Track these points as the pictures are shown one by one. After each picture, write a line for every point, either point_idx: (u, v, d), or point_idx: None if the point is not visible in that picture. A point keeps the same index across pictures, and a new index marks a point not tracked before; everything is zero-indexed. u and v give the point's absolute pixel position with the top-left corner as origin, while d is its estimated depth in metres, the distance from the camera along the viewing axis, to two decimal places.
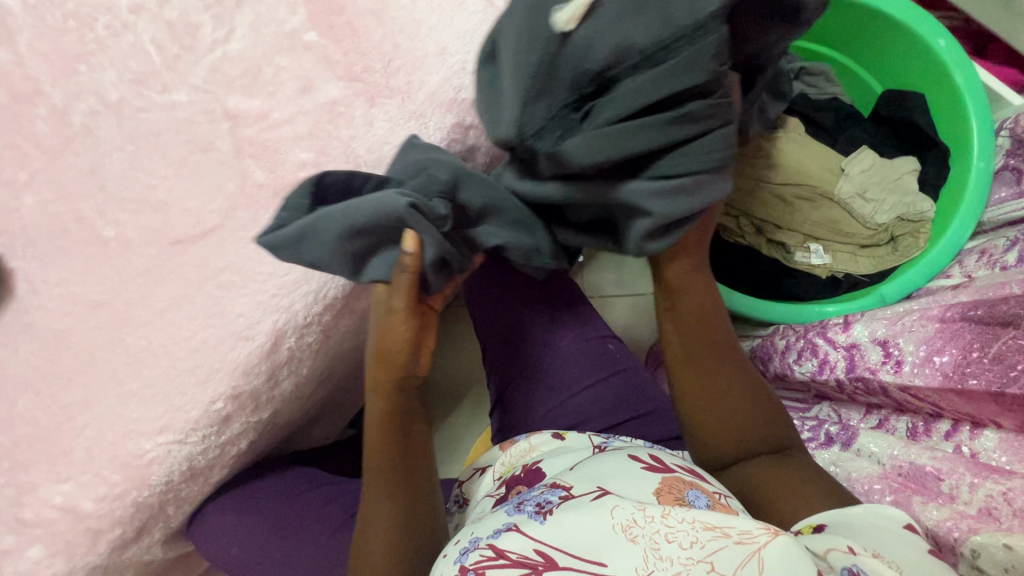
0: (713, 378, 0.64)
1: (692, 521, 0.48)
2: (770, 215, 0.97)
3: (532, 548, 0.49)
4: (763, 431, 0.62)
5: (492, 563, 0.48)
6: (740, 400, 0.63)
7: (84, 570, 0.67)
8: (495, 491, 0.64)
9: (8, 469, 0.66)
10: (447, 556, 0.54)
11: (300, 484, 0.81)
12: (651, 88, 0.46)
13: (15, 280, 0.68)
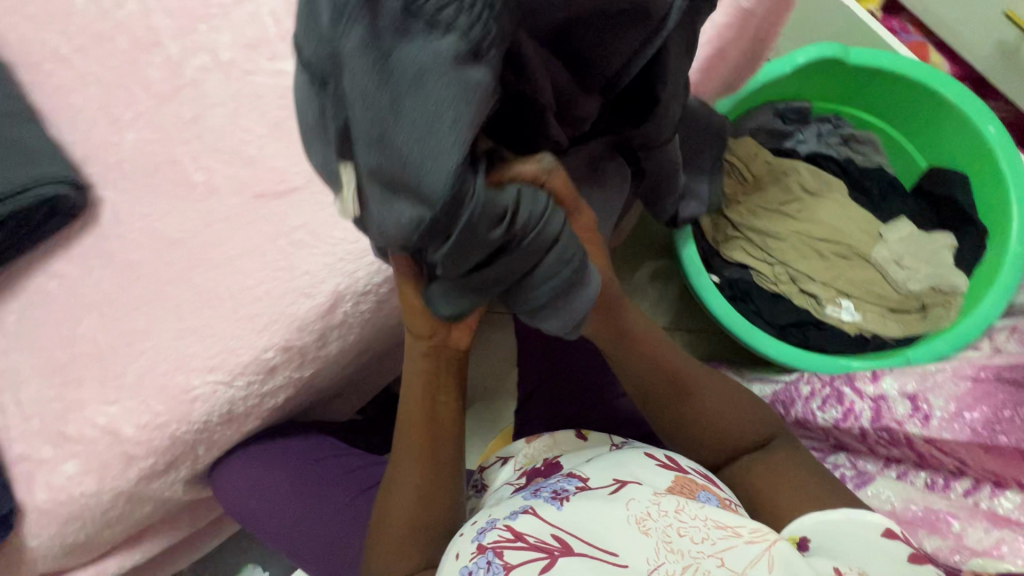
0: (677, 408, 0.64)
1: (704, 518, 0.49)
2: (806, 266, 1.03)
3: (551, 533, 0.49)
4: (754, 432, 0.63)
5: (512, 542, 0.49)
6: (720, 409, 0.64)
7: (109, 494, 0.68)
8: (515, 480, 0.65)
9: (61, 383, 0.69)
10: (464, 535, 0.54)
11: (322, 448, 0.83)
12: (457, 255, 0.38)
13: (103, 209, 0.73)
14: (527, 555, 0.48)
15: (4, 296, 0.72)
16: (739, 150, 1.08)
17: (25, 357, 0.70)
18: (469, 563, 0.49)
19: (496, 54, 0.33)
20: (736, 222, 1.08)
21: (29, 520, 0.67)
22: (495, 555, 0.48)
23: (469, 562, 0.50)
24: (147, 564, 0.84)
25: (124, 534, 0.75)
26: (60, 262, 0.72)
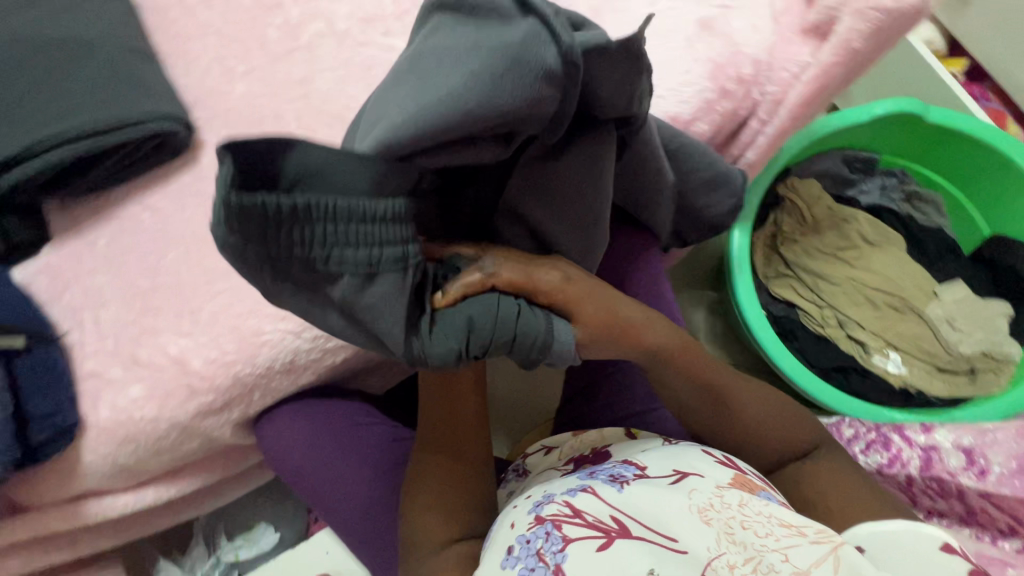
0: (716, 418, 0.65)
1: (768, 516, 0.50)
2: (856, 313, 1.03)
3: (610, 514, 0.50)
4: (797, 437, 0.64)
5: (570, 518, 0.50)
6: (763, 414, 0.65)
7: (166, 423, 0.70)
8: (562, 466, 0.66)
9: (139, 309, 0.72)
10: (520, 507, 0.56)
11: (364, 415, 0.83)
12: None
13: (204, 151, 0.76)
14: (586, 531, 0.49)
15: (97, 221, 0.75)
16: (802, 190, 1.09)
17: (108, 281, 0.73)
18: (527, 533, 0.51)
19: (389, 255, 0.45)
20: (789, 261, 1.09)
21: (87, 436, 0.68)
22: (553, 527, 0.49)
23: (527, 531, 0.51)
24: (176, 503, 0.85)
25: (166, 467, 0.76)
26: (155, 196, 0.75)
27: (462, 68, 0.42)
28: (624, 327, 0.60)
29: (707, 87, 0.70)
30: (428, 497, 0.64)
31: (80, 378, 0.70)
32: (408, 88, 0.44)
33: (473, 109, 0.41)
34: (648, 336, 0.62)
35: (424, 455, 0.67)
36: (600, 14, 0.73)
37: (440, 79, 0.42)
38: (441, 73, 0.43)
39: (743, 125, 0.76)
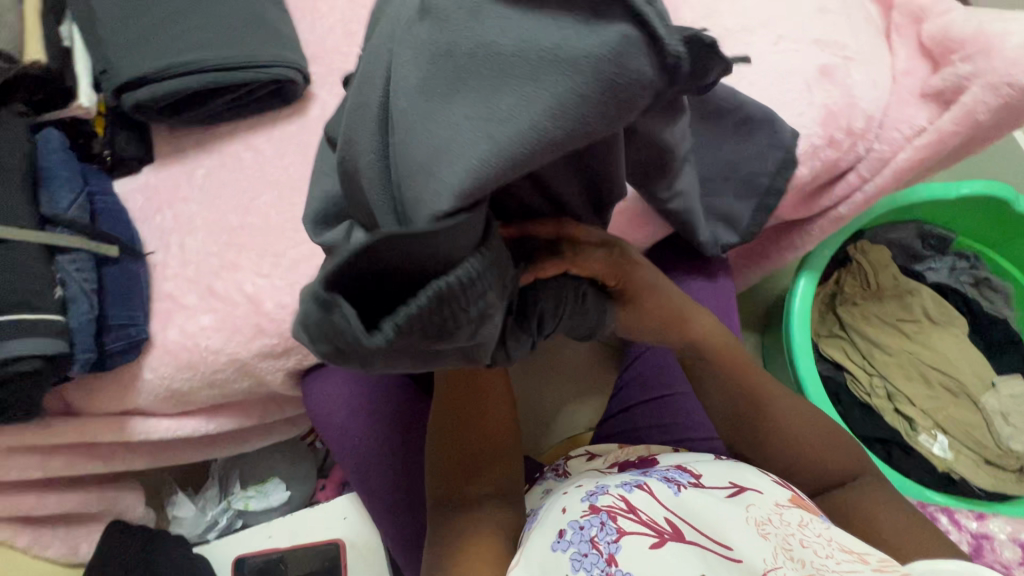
0: (750, 428, 0.62)
1: (828, 540, 0.45)
2: (908, 389, 1.01)
3: (664, 516, 0.47)
4: (840, 461, 0.61)
5: (625, 512, 0.48)
6: (805, 430, 0.61)
7: (227, 357, 0.70)
8: (607, 469, 0.64)
9: (224, 244, 0.72)
10: (572, 494, 0.54)
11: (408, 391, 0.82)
12: None
13: (315, 106, 0.78)
14: (642, 529, 0.46)
15: (201, 152, 0.77)
16: (871, 255, 1.08)
17: (200, 210, 0.74)
18: (579, 519, 0.49)
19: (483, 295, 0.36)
20: (846, 322, 1.08)
21: (153, 354, 0.70)
22: (608, 518, 0.47)
23: (580, 518, 0.49)
24: (208, 440, 0.86)
25: (213, 401, 0.77)
26: (260, 139, 0.77)
27: (539, 91, 0.31)
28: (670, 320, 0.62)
29: (817, 133, 0.71)
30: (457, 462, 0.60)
31: (156, 296, 0.71)
32: (463, 118, 0.32)
33: (566, 139, 0.31)
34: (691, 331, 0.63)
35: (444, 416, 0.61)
36: (723, 44, 0.74)
37: (501, 105, 0.31)
38: (505, 92, 0.31)
39: (841, 176, 0.77)
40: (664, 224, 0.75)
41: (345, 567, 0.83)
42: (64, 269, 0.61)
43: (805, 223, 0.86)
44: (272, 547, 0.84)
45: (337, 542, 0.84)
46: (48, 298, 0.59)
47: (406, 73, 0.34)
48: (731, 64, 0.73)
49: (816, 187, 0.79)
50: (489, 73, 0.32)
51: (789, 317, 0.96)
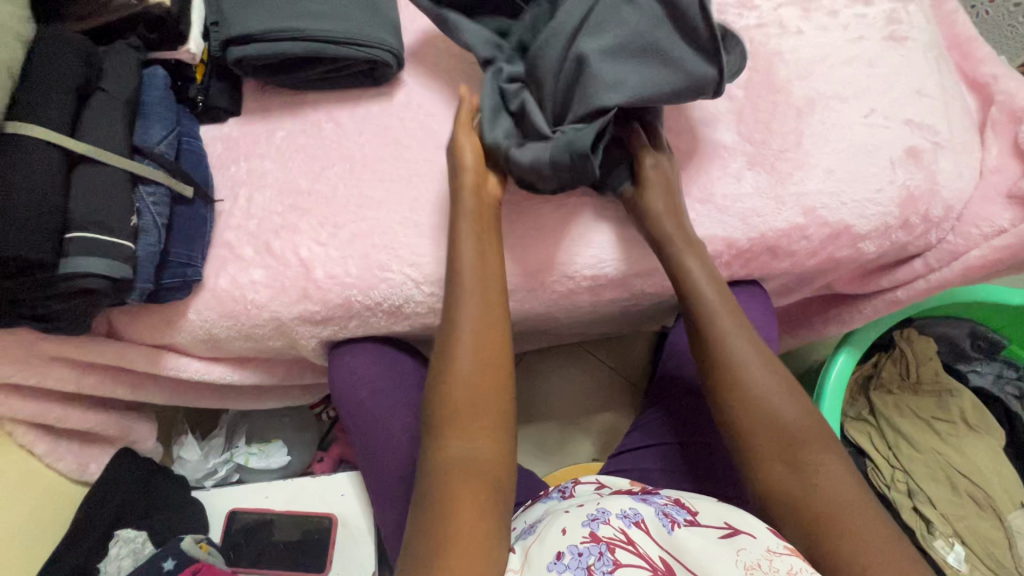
0: (716, 381, 0.61)
1: None
2: (931, 489, 0.97)
3: (660, 553, 0.48)
4: (797, 418, 0.57)
5: (624, 544, 0.48)
6: (762, 385, 0.59)
7: (269, 315, 0.72)
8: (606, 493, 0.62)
9: (290, 206, 0.75)
10: (574, 514, 0.53)
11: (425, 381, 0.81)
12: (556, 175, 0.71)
13: (400, 91, 0.80)
14: (639, 564, 0.47)
15: (285, 114, 0.80)
16: (916, 345, 1.05)
17: (272, 169, 0.77)
18: (579, 545, 0.48)
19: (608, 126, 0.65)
20: (877, 408, 1.05)
21: (201, 296, 0.72)
22: (607, 550, 0.48)
23: (579, 543, 0.49)
24: (228, 390, 0.87)
25: (245, 353, 0.78)
26: (343, 114, 0.79)
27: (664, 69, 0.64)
28: (667, 261, 0.67)
29: (893, 212, 0.69)
30: (449, 387, 0.56)
31: (215, 242, 0.73)
32: (627, 70, 0.65)
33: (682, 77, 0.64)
34: (692, 275, 0.66)
35: (454, 341, 0.58)
36: (813, 105, 0.73)
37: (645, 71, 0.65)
38: (659, 69, 0.65)
39: (907, 261, 0.76)
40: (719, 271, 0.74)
41: (333, 544, 0.82)
42: (143, 199, 0.64)
43: (858, 300, 0.84)
44: (267, 507, 0.84)
45: (330, 518, 0.83)
46: (124, 225, 0.60)
47: (613, 32, 0.66)
48: (817, 127, 0.72)
49: (879, 265, 0.77)
50: (656, 55, 0.65)
51: (820, 390, 0.93)
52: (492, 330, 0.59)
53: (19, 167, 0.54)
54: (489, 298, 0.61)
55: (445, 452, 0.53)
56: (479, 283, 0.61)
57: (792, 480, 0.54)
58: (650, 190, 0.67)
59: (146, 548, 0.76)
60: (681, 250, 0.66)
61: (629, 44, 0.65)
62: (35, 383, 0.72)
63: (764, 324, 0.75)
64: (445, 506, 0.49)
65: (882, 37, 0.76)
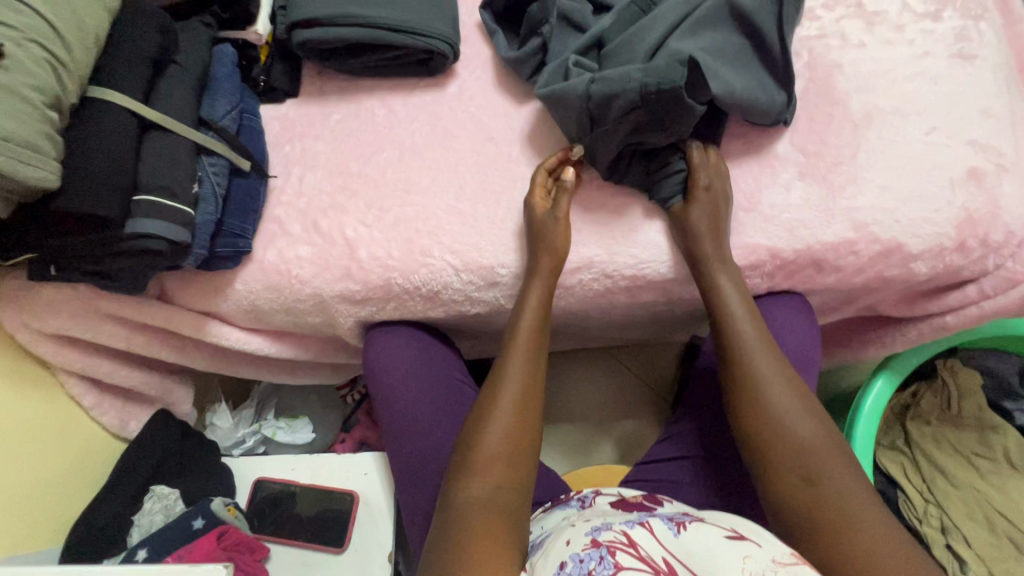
0: (743, 402, 0.62)
1: None
2: (967, 527, 0.92)
3: (662, 555, 0.48)
4: (818, 441, 0.58)
5: (625, 547, 0.48)
6: (787, 411, 0.60)
7: (311, 290, 0.74)
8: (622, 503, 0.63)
9: (338, 187, 0.77)
10: (578, 527, 0.54)
11: (453, 370, 0.82)
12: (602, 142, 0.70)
13: (453, 82, 0.82)
14: (640, 566, 0.47)
15: (340, 98, 0.82)
16: (960, 377, 1.01)
17: (324, 150, 0.79)
18: (581, 552, 0.49)
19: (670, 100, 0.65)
20: (913, 439, 1.01)
21: (248, 267, 0.74)
22: (608, 553, 0.48)
23: (581, 551, 0.49)
24: (263, 363, 0.89)
25: (284, 326, 0.80)
26: (395, 101, 0.81)
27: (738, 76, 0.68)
28: (701, 279, 0.68)
29: (949, 234, 0.67)
30: (489, 430, 0.62)
31: (266, 217, 0.75)
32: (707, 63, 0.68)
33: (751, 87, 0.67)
34: (724, 298, 0.67)
35: (500, 394, 0.64)
36: (871, 119, 0.71)
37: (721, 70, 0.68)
38: (734, 74, 0.68)
39: (958, 287, 0.74)
40: (760, 281, 0.72)
41: (354, 521, 0.83)
42: (204, 169, 0.67)
43: (902, 324, 0.82)
44: (292, 479, 0.86)
45: (352, 495, 0.84)
46: (186, 191, 0.63)
47: (708, 35, 0.70)
48: (875, 142, 0.70)
49: (929, 289, 0.75)
50: (737, 65, 0.70)
51: (855, 414, 0.90)
52: (533, 385, 0.66)
53: (99, 129, 0.58)
54: (535, 358, 0.67)
55: (476, 484, 0.59)
56: (529, 344, 0.67)
57: (810, 496, 0.55)
58: (695, 206, 0.67)
59: (178, 505, 0.79)
60: (715, 271, 0.67)
61: (724, 47, 0.69)
62: (89, 338, 0.76)
63: (803, 341, 0.72)
64: (479, 531, 0.54)
65: (949, 55, 0.73)
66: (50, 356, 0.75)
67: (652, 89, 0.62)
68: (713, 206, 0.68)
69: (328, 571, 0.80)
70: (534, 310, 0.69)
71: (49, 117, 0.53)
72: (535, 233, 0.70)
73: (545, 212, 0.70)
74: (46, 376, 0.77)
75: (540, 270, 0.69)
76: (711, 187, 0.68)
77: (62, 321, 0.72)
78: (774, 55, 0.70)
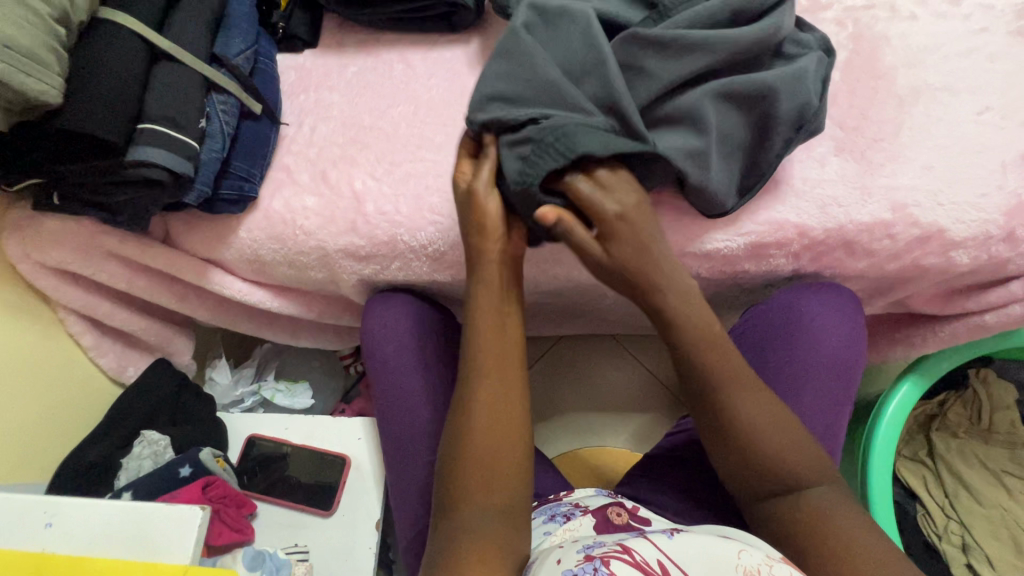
0: (719, 441, 0.58)
1: None
2: (989, 544, 0.87)
3: (657, 557, 0.47)
4: (796, 454, 0.56)
5: (619, 555, 0.46)
6: (759, 430, 0.56)
7: (314, 243, 0.71)
8: (612, 514, 0.61)
9: (349, 138, 0.74)
10: (567, 545, 0.51)
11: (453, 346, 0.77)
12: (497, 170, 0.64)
13: (475, 39, 0.79)
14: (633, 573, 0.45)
15: (359, 52, 0.80)
16: (993, 390, 0.95)
17: (339, 102, 0.77)
18: (574, 566, 0.46)
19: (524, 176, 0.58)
20: (937, 450, 0.95)
21: (254, 214, 0.72)
22: (601, 564, 0.45)
23: (573, 566, 0.46)
24: (265, 319, 0.88)
25: (287, 281, 0.78)
26: (415, 56, 0.79)
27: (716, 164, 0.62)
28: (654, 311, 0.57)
29: (997, 221, 0.62)
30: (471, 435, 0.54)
31: (275, 164, 0.73)
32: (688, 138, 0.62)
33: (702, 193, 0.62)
34: (681, 329, 0.57)
35: (470, 409, 0.55)
36: (918, 96, 0.66)
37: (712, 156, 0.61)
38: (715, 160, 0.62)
39: (1001, 282, 0.68)
40: (785, 262, 0.68)
41: (343, 486, 0.80)
42: (213, 105, 0.65)
43: (936, 321, 0.76)
44: (284, 439, 0.84)
45: (344, 459, 0.81)
46: (193, 124, 0.62)
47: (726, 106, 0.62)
48: (920, 119, 0.66)
49: (968, 283, 0.69)
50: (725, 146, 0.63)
51: (875, 420, 0.84)
52: (510, 393, 0.56)
53: (107, 50, 0.58)
54: (501, 348, 0.57)
55: (459, 504, 0.53)
56: (494, 353, 0.57)
57: (786, 507, 0.55)
58: (616, 244, 0.55)
59: (166, 453, 0.77)
60: (666, 301, 0.56)
61: (728, 132, 0.63)
62: (90, 275, 0.75)
63: (838, 339, 0.68)
64: (473, 542, 0.50)
65: (1008, 32, 0.68)
66: (51, 290, 0.75)
67: (555, 136, 0.56)
68: (632, 235, 0.55)
69: (311, 536, 0.78)
70: (491, 326, 0.57)
71: (55, 31, 0.54)
72: (470, 212, 0.59)
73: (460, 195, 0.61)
74: (45, 311, 0.77)
75: (490, 251, 0.59)
76: (620, 215, 0.55)
77: (63, 254, 0.72)
78: (761, 167, 0.64)
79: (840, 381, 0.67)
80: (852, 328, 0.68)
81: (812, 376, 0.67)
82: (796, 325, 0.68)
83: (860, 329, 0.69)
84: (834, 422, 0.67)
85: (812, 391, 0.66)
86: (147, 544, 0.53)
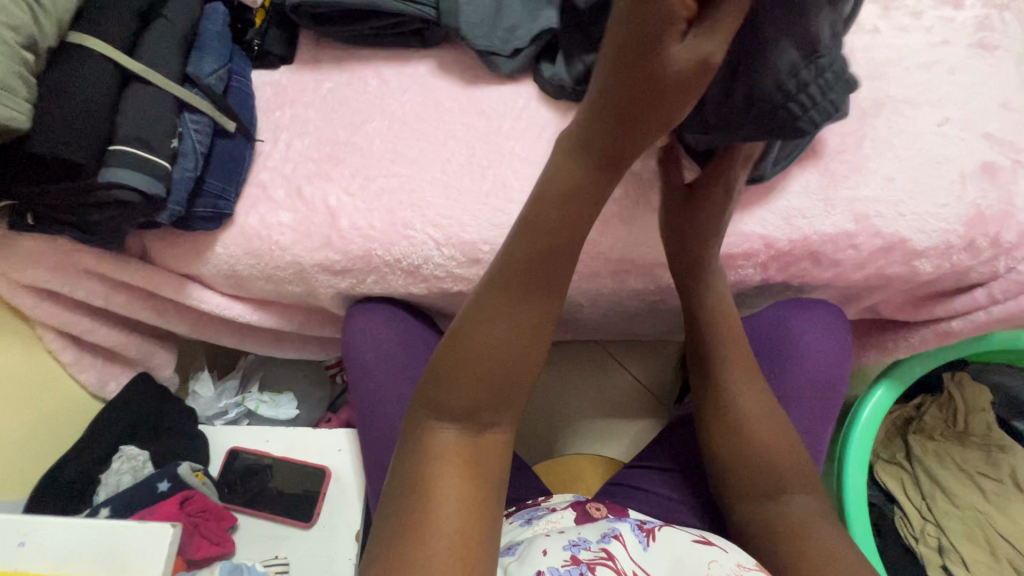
0: (713, 407, 0.63)
1: None
2: (964, 545, 0.88)
3: (632, 569, 0.50)
4: (779, 456, 0.59)
5: (605, 563, 0.49)
6: (751, 418, 0.61)
7: (290, 258, 0.72)
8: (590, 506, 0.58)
9: (323, 154, 0.75)
10: (554, 535, 0.53)
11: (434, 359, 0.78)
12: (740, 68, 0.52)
13: (447, 55, 0.80)
14: None
15: (333, 68, 0.81)
16: (968, 392, 0.96)
17: (315, 117, 0.78)
18: (560, 568, 0.49)
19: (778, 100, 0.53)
20: (914, 454, 0.96)
21: (229, 229, 0.73)
22: (587, 570, 0.48)
23: (560, 566, 0.49)
24: (246, 332, 0.88)
25: (265, 295, 0.78)
26: (389, 71, 0.80)
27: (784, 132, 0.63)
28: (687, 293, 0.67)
29: (958, 231, 0.63)
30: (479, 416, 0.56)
31: (250, 181, 0.74)
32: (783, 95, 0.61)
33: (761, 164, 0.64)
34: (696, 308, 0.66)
35: (489, 366, 0.55)
36: (881, 108, 0.68)
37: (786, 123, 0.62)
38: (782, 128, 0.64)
39: (966, 289, 0.69)
40: (754, 272, 0.69)
41: (324, 495, 0.81)
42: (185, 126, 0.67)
43: (905, 328, 0.77)
44: (267, 451, 0.84)
45: (325, 470, 0.82)
46: (164, 145, 0.62)
47: None
48: (883, 131, 0.67)
49: (933, 291, 0.70)
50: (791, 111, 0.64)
51: (850, 424, 0.85)
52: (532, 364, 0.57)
53: (76, 74, 0.59)
54: (525, 321, 0.56)
55: (438, 455, 0.54)
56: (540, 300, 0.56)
57: (767, 509, 0.58)
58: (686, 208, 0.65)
59: (146, 467, 0.78)
60: (693, 282, 0.66)
61: None
62: (68, 293, 0.76)
63: (822, 358, 0.70)
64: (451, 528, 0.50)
65: (968, 44, 0.70)
66: (28, 308, 0.75)
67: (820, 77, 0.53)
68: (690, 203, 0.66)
69: (293, 546, 0.79)
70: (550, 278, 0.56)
71: (20, 56, 0.55)
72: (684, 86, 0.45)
73: (686, 52, 0.43)
74: (24, 328, 0.77)
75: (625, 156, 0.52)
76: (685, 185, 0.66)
77: (41, 273, 0.73)
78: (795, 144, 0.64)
79: (825, 399, 0.70)
80: (835, 347, 0.70)
81: (798, 393, 0.69)
82: (783, 345, 0.71)
83: (842, 345, 0.70)
84: (816, 437, 0.69)
85: (799, 408, 0.69)
86: (119, 560, 0.53)
